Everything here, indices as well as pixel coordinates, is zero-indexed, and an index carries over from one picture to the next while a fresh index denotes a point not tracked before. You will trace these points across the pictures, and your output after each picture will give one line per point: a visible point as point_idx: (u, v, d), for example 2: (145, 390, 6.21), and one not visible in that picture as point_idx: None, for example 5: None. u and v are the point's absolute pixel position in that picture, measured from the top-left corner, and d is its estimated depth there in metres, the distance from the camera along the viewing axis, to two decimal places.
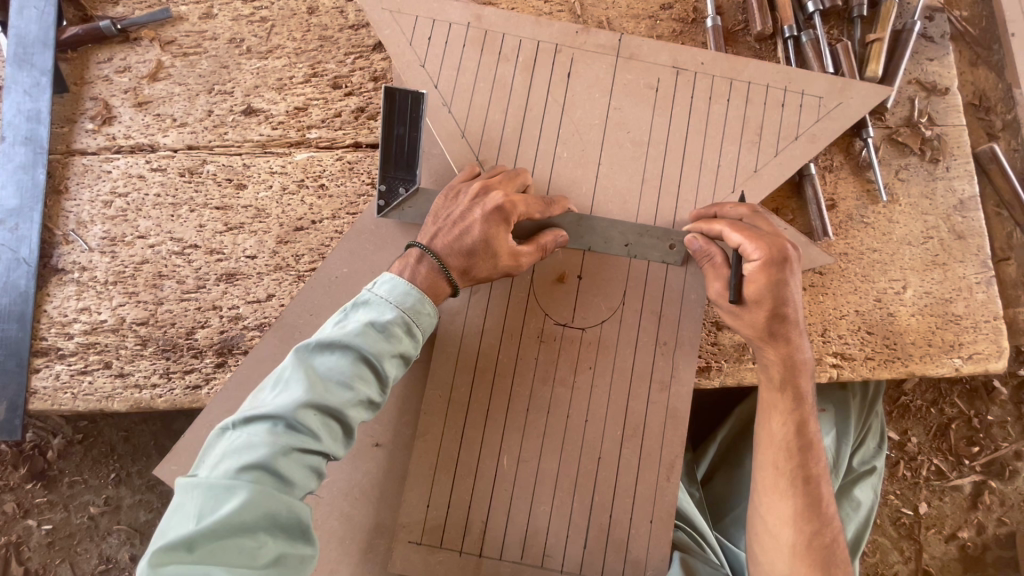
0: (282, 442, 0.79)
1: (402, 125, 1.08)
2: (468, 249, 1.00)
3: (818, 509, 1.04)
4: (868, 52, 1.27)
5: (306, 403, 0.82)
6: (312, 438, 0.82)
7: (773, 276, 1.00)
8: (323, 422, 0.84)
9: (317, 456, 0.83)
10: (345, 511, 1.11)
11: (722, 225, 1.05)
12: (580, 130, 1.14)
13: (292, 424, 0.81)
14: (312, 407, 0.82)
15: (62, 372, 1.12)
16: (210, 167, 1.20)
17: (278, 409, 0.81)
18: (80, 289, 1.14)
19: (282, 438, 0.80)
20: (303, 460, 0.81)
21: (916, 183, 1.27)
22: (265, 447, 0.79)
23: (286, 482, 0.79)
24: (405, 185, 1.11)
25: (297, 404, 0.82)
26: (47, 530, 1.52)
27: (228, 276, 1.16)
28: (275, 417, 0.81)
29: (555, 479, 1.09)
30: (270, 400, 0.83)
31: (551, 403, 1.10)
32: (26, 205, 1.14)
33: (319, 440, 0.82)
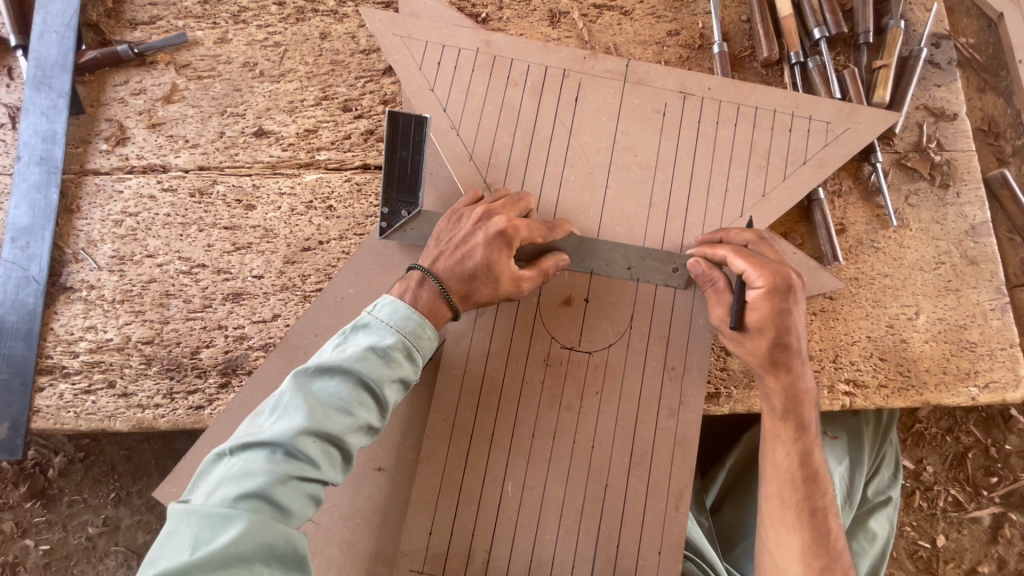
0: (281, 468, 0.78)
1: (406, 148, 1.08)
2: (469, 273, 1.00)
3: (827, 544, 1.00)
4: (875, 79, 1.27)
5: (307, 430, 0.81)
6: (312, 468, 0.81)
7: (776, 305, 0.99)
8: (323, 451, 0.83)
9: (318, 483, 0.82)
10: (346, 536, 1.09)
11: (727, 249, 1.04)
12: (587, 152, 1.15)
13: (291, 452, 0.80)
14: (312, 433, 0.81)
15: (66, 391, 1.11)
16: (220, 188, 1.21)
17: (278, 435, 0.80)
18: (87, 307, 1.15)
19: (280, 465, 0.79)
20: (301, 488, 0.80)
21: (926, 208, 1.26)
22: (263, 475, 0.77)
23: (285, 511, 0.78)
24: (407, 208, 1.12)
25: (297, 432, 0.81)
26: (45, 550, 1.50)
27: (234, 296, 1.16)
28: (274, 445, 0.80)
29: (561, 507, 1.06)
30: (268, 426, 0.82)
31: (557, 428, 1.08)
32: (38, 223, 1.16)
33: (318, 468, 0.81)
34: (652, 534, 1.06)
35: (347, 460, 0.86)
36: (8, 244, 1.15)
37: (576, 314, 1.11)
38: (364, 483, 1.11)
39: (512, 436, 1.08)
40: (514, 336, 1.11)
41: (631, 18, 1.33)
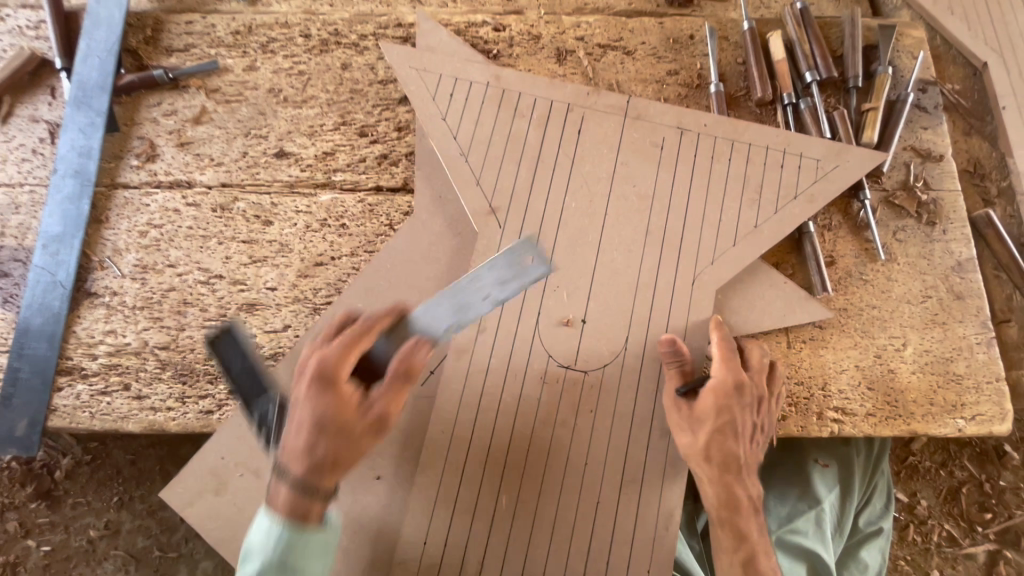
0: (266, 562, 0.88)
1: (243, 390, 1.08)
2: (340, 404, 0.94)
3: None
4: (864, 120, 1.35)
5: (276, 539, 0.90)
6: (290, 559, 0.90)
7: (727, 399, 1.08)
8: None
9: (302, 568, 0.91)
10: (343, 543, 1.12)
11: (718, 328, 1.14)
12: (588, 181, 1.21)
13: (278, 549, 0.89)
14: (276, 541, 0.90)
15: (83, 392, 1.16)
16: (241, 204, 1.28)
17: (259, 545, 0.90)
18: (108, 312, 1.20)
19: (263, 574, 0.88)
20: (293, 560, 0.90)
21: (913, 244, 1.31)
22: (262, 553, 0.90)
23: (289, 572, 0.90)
24: (275, 409, 1.08)
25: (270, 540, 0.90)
26: (46, 551, 1.53)
27: (248, 306, 1.22)
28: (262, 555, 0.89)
29: (553, 521, 1.09)
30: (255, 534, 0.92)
31: (551, 443, 1.12)
32: (69, 232, 1.23)
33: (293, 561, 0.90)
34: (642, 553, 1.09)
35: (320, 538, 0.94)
36: (39, 250, 1.22)
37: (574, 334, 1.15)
38: (364, 492, 1.14)
39: (508, 451, 1.12)
40: (512, 352, 1.15)
41: (633, 58, 1.42)
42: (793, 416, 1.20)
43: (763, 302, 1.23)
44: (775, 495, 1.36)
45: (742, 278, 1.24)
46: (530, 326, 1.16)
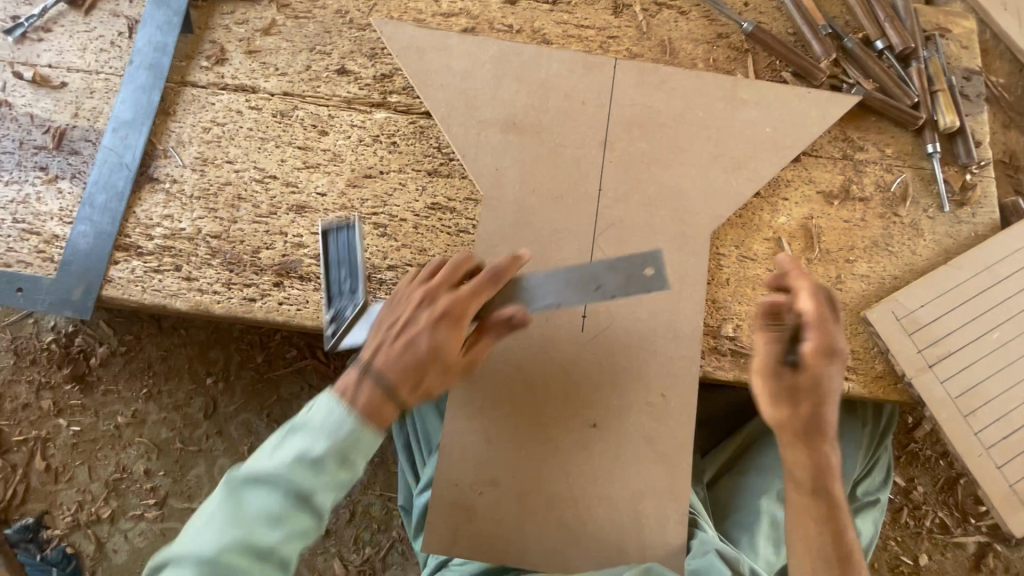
0: (306, 483, 0.91)
1: (340, 269, 1.22)
2: (416, 359, 1.06)
3: (962, 445, 1.19)
4: (884, 75, 1.37)
5: (233, 543, 0.87)
6: (263, 547, 0.88)
7: None
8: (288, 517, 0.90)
9: (275, 563, 0.89)
10: (566, 487, 1.15)
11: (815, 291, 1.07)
12: (670, 85, 1.34)
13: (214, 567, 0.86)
14: (242, 544, 0.87)
15: (138, 268, 1.23)
16: (300, 113, 1.34)
17: (204, 550, 0.87)
18: (167, 198, 1.27)
19: (224, 561, 0.86)
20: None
21: (942, 222, 1.33)
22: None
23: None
24: (352, 308, 1.19)
25: (223, 543, 0.87)
26: (75, 431, 1.61)
27: (297, 208, 1.28)
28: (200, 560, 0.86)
29: (989, 397, 1.21)
30: (195, 537, 0.89)
31: (948, 330, 1.24)
32: (138, 119, 1.30)
33: (273, 556, 0.89)
34: (954, 435, 1.20)
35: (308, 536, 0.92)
36: (109, 133, 1.29)
37: (681, 231, 1.27)
38: (524, 497, 1.15)
39: (625, 439, 1.18)
40: (635, 256, 1.25)
41: (687, 18, 1.46)
42: None
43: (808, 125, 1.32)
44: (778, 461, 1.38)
45: (800, 133, 1.31)
46: (646, 241, 1.26)
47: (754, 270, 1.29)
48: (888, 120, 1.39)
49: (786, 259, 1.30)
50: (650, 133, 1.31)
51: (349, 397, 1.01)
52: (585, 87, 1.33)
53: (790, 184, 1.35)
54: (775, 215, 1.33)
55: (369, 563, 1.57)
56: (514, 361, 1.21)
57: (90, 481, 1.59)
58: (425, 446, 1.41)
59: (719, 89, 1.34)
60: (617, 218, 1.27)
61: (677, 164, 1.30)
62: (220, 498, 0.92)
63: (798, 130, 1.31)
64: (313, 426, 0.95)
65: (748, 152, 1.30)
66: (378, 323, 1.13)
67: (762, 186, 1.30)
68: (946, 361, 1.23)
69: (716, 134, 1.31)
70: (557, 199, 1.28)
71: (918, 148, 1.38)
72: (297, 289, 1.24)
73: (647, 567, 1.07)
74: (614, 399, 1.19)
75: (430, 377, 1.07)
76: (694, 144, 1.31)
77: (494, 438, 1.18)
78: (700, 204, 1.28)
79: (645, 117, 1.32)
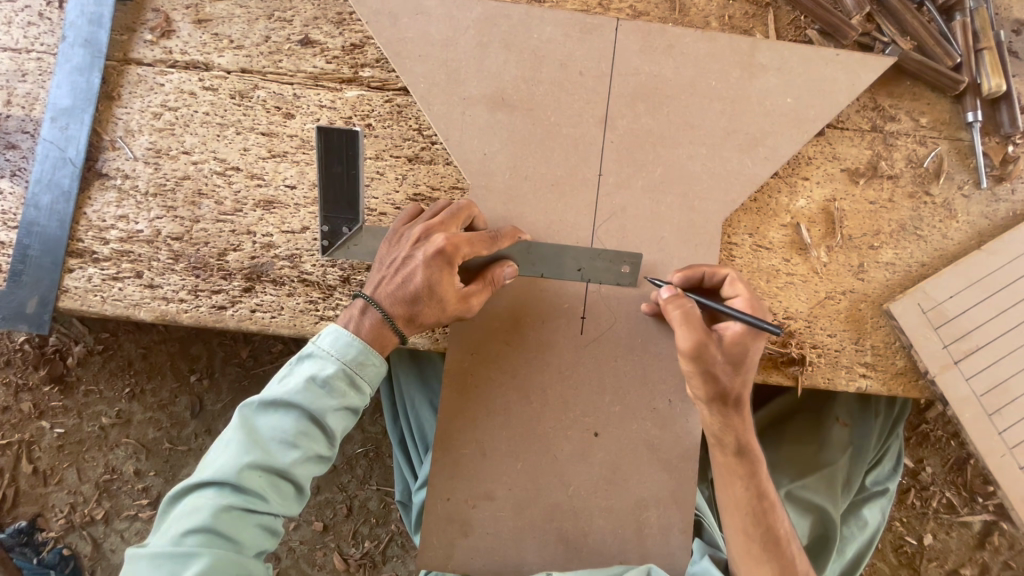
0: (319, 404, 0.93)
1: (340, 163, 1.03)
2: (411, 296, 1.00)
3: (983, 445, 1.13)
4: (922, 33, 1.20)
5: (251, 463, 0.88)
6: (280, 465, 0.90)
7: None
8: (302, 436, 0.92)
9: (293, 480, 0.91)
10: (565, 498, 1.10)
11: (727, 274, 1.07)
12: (679, 50, 1.17)
13: (235, 486, 0.87)
14: (260, 465, 0.89)
15: (95, 276, 1.13)
16: (261, 93, 1.19)
17: (222, 473, 0.87)
18: (120, 196, 1.15)
19: (243, 480, 0.87)
20: (249, 520, 0.88)
21: (976, 201, 1.21)
22: (208, 515, 0.86)
23: (234, 542, 0.86)
24: (348, 225, 1.08)
25: (241, 465, 0.88)
26: (59, 433, 1.55)
27: (265, 203, 1.16)
28: (220, 481, 0.87)
29: (1016, 393, 1.14)
30: (212, 462, 0.90)
31: (978, 323, 1.15)
32: (79, 106, 1.16)
33: (290, 474, 0.91)
34: (976, 435, 1.13)
35: (322, 456, 0.95)
36: (48, 123, 1.15)
37: (689, 221, 1.15)
38: (522, 510, 1.10)
39: (627, 448, 1.12)
40: (638, 250, 1.14)
41: None
42: (821, 366, 1.16)
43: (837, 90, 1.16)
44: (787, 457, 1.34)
45: (826, 104, 1.16)
46: (651, 233, 1.14)
47: (769, 260, 1.19)
48: (923, 84, 1.24)
49: (804, 247, 1.19)
50: (656, 108, 1.16)
51: (353, 327, 1.00)
52: (583, 55, 1.17)
53: (810, 163, 1.22)
54: (793, 198, 1.21)
55: (370, 555, 1.56)
56: (508, 366, 1.12)
57: (81, 482, 1.55)
58: (419, 444, 1.30)
59: (735, 53, 1.17)
60: (619, 207, 1.15)
61: (687, 143, 1.16)
62: (235, 423, 0.92)
63: (823, 99, 1.16)
64: (324, 350, 0.96)
65: (766, 127, 1.16)
66: (380, 258, 1.06)
67: (780, 167, 1.17)
68: (973, 357, 1.14)
69: (732, 107, 1.16)
70: (552, 187, 1.15)
71: (956, 117, 1.23)
72: (270, 293, 1.14)
73: (646, 570, 1.03)
74: (617, 405, 1.12)
75: (420, 316, 1.01)
76: (706, 119, 1.16)
77: (488, 448, 1.11)
78: (711, 190, 1.15)
79: (651, 89, 1.16)
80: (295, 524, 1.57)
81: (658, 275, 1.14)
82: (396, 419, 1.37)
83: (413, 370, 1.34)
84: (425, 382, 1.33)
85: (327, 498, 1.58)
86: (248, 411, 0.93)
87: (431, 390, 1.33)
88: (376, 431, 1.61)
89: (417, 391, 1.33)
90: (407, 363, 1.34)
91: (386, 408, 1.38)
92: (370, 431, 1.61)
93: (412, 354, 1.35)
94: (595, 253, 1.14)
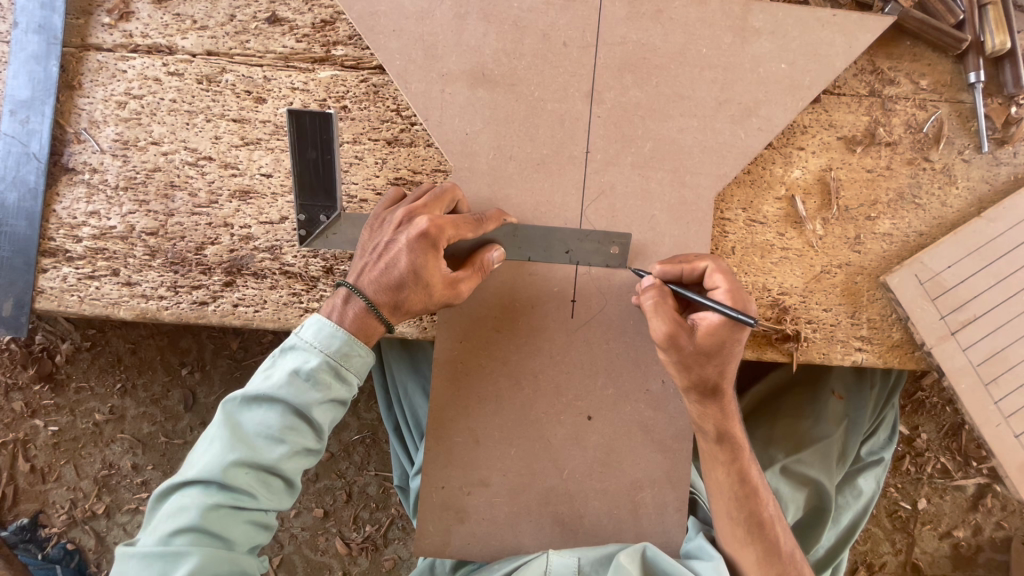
0: (304, 398, 0.91)
1: (315, 148, 0.97)
2: (396, 282, 0.97)
3: (980, 414, 1.12)
4: None
5: (237, 460, 0.87)
6: (267, 461, 0.89)
7: None
8: (289, 432, 0.90)
9: (282, 475, 0.91)
10: (558, 482, 1.10)
11: (708, 264, 1.01)
12: (667, 16, 1.11)
13: (222, 483, 0.86)
14: (246, 462, 0.88)
15: (70, 275, 1.10)
16: (230, 77, 1.13)
17: (208, 471, 0.86)
18: (90, 191, 1.11)
19: (230, 478, 0.86)
20: (239, 517, 0.87)
21: (977, 165, 1.17)
22: (196, 514, 0.85)
23: (224, 539, 0.86)
24: (326, 213, 1.04)
25: (227, 462, 0.87)
26: (53, 431, 1.55)
27: (241, 194, 1.12)
28: (206, 480, 0.86)
29: (1014, 361, 1.12)
30: (197, 460, 0.89)
31: (976, 292, 1.12)
32: (38, 97, 1.10)
33: (278, 469, 0.90)
34: (973, 404, 1.12)
35: (310, 450, 0.93)
36: (7, 116, 1.10)
37: (680, 198, 1.11)
38: (517, 495, 1.10)
39: (620, 429, 1.11)
40: (628, 230, 1.11)
41: None
42: (816, 342, 1.14)
43: (830, 54, 1.11)
44: (782, 431, 1.34)
45: (821, 68, 1.10)
46: (641, 212, 1.11)
47: (763, 235, 1.16)
48: (924, 44, 1.19)
49: (799, 220, 1.16)
50: (644, 79, 1.11)
51: (337, 318, 0.97)
52: (566, 23, 1.11)
53: (805, 132, 1.17)
54: (788, 169, 1.17)
55: (371, 539, 1.58)
56: (497, 352, 1.10)
57: (79, 479, 1.56)
58: (414, 430, 1.29)
59: (725, 17, 1.11)
60: (608, 185, 1.11)
61: (676, 116, 1.11)
62: (218, 419, 0.90)
63: (819, 63, 1.10)
64: (307, 342, 0.94)
65: (759, 96, 1.11)
66: (362, 244, 1.02)
67: (774, 138, 1.13)
68: (970, 327, 1.12)
69: (723, 75, 1.11)
70: (538, 167, 1.11)
71: (958, 77, 1.18)
72: (252, 287, 1.11)
73: (641, 546, 1.03)
74: (609, 388, 1.11)
75: (404, 304, 0.98)
76: (696, 89, 1.11)
77: (479, 434, 1.10)
78: (702, 164, 1.11)
79: (639, 58, 1.11)
80: (296, 511, 1.58)
81: (649, 255, 1.11)
82: (390, 406, 1.36)
83: (403, 356, 1.32)
84: (415, 368, 1.31)
85: (326, 485, 1.58)
86: (231, 406, 0.91)
87: (421, 375, 1.31)
88: (371, 418, 1.61)
89: (409, 377, 1.31)
90: (397, 350, 1.32)
91: (379, 396, 1.37)
92: (366, 418, 1.60)
93: (402, 341, 1.33)
94: (585, 234, 1.10)
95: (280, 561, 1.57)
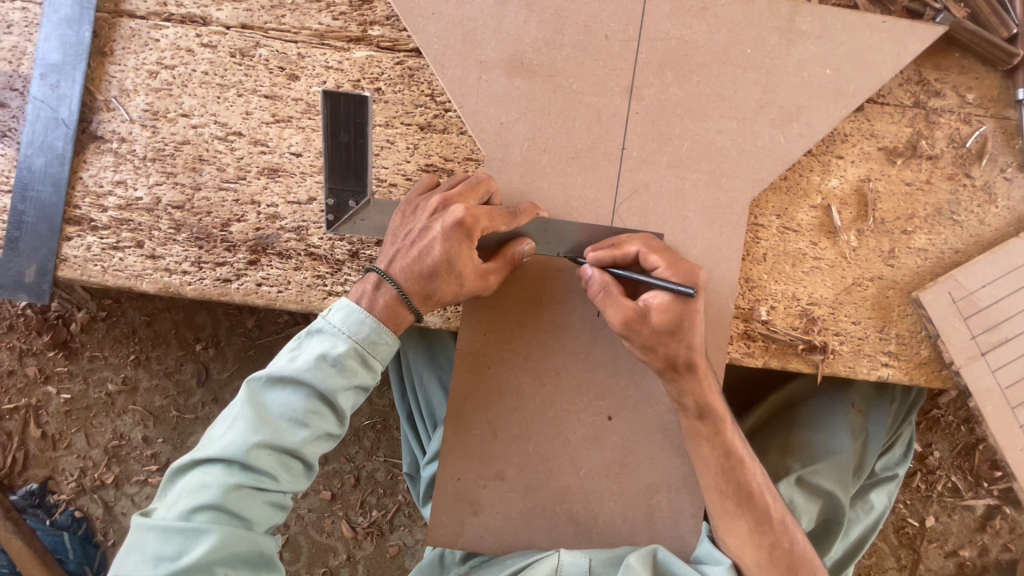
0: (330, 384, 0.90)
1: (347, 132, 0.97)
2: (428, 271, 0.95)
3: (1005, 440, 1.11)
4: None
5: (260, 441, 0.86)
6: (289, 444, 0.88)
7: None
8: (312, 415, 0.90)
9: (303, 458, 0.90)
10: (575, 481, 1.09)
11: (637, 247, 1.00)
12: (712, 12, 1.08)
13: (244, 463, 0.86)
14: (269, 444, 0.87)
15: (94, 244, 1.09)
16: (263, 52, 1.11)
17: (230, 450, 0.86)
18: (117, 161, 1.10)
19: (253, 458, 0.86)
20: (259, 498, 0.87)
21: (1019, 184, 1.15)
22: (216, 493, 0.84)
23: (242, 518, 0.86)
24: (355, 199, 1.02)
25: (250, 443, 0.86)
26: (66, 399, 1.55)
27: (270, 171, 1.10)
28: (228, 458, 0.86)
29: None
30: (219, 437, 0.88)
31: (1010, 313, 1.10)
32: (69, 62, 1.09)
33: (299, 452, 0.89)
34: (999, 427, 1.11)
35: (331, 434, 0.93)
36: (37, 80, 1.09)
37: (714, 201, 1.09)
38: (533, 491, 1.09)
39: (641, 432, 1.10)
40: (660, 231, 1.09)
41: None
42: (843, 355, 1.13)
43: (875, 60, 1.08)
44: (800, 441, 1.32)
45: (865, 74, 1.08)
46: (674, 213, 1.09)
47: (795, 243, 1.14)
48: (973, 57, 1.16)
49: (833, 230, 1.14)
50: (685, 76, 1.08)
51: (367, 304, 0.96)
52: (609, 16, 1.08)
53: (845, 140, 1.15)
54: (826, 177, 1.15)
55: (377, 524, 1.58)
56: (522, 347, 1.09)
57: (89, 447, 1.56)
58: (428, 420, 1.28)
59: (771, 16, 1.08)
60: (642, 183, 1.09)
61: (716, 117, 1.09)
62: (242, 399, 0.90)
63: (864, 69, 1.08)
64: (334, 327, 0.93)
65: (802, 101, 1.08)
66: (393, 229, 1.00)
67: (815, 144, 1.10)
68: (1001, 348, 1.11)
69: (766, 78, 1.08)
70: (572, 161, 1.09)
71: (1005, 93, 1.16)
72: (276, 267, 1.10)
73: (653, 550, 1.03)
74: (632, 391, 1.10)
75: (433, 292, 0.97)
76: (738, 90, 1.08)
77: (498, 428, 1.09)
78: (739, 167, 1.09)
79: (681, 55, 1.08)
80: (303, 492, 1.58)
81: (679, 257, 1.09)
82: (404, 395, 1.35)
83: (421, 346, 1.31)
84: (433, 358, 1.30)
85: (335, 468, 1.59)
86: (255, 386, 0.90)
87: (439, 366, 1.30)
88: (383, 404, 1.60)
89: (426, 367, 1.30)
90: (416, 340, 1.31)
91: (394, 383, 1.35)
92: (377, 404, 1.60)
93: (421, 331, 1.32)
94: (615, 231, 1.08)
95: (284, 541, 1.58)
